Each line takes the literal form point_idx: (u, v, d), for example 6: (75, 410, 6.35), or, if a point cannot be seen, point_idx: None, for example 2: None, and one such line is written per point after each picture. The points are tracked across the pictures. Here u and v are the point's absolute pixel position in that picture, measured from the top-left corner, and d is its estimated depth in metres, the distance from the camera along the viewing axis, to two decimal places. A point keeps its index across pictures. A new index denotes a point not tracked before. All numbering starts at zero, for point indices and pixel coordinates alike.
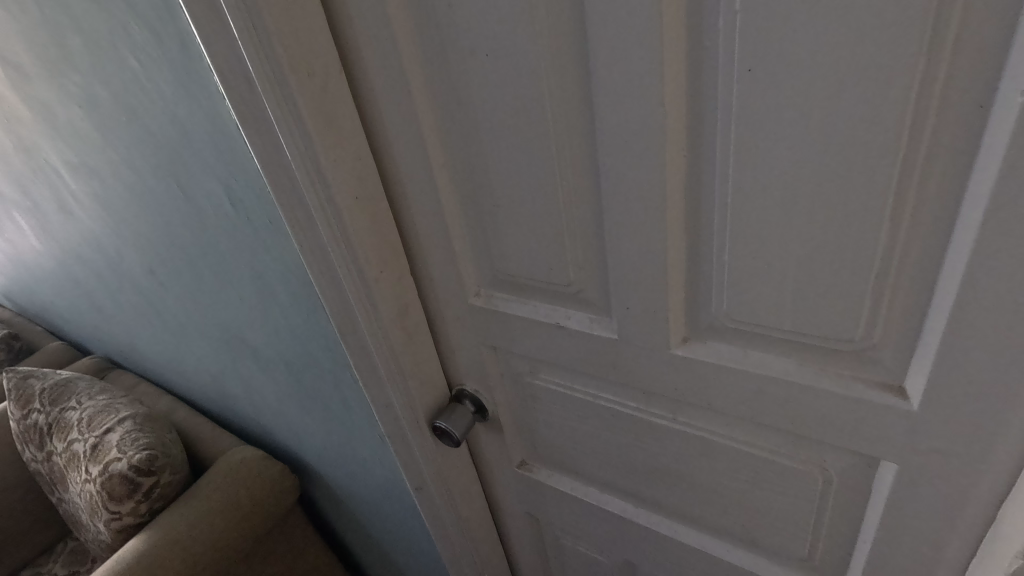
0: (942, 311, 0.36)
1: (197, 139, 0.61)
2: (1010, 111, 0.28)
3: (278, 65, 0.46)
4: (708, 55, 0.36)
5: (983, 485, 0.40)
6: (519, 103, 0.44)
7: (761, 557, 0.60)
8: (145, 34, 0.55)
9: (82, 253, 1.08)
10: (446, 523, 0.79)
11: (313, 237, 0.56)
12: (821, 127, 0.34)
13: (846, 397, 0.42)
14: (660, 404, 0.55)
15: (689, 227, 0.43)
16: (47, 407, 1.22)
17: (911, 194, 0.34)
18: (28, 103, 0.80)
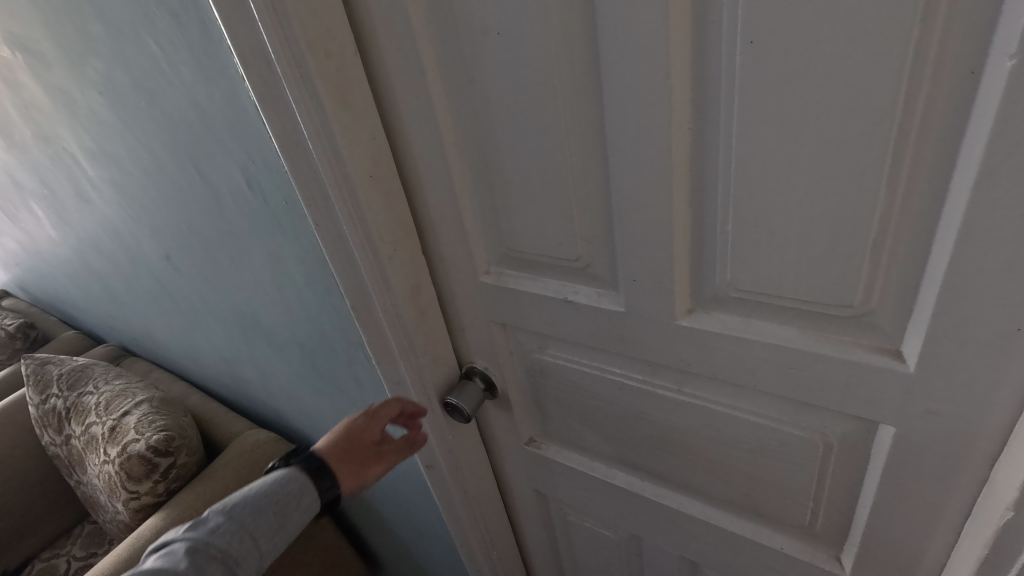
0: (936, 275, 0.37)
1: (216, 122, 0.63)
2: (1000, 75, 0.29)
3: (298, 46, 0.47)
4: (713, 29, 0.37)
5: (977, 446, 0.42)
6: (529, 80, 0.46)
7: (764, 527, 0.62)
8: (166, 19, 0.57)
9: (98, 241, 1.10)
10: (457, 500, 0.81)
11: (329, 216, 0.58)
12: (820, 97, 0.35)
13: (846, 362, 0.44)
14: (666, 376, 0.57)
15: (694, 200, 0.45)
16: (65, 391, 1.25)
17: (907, 161, 0.35)
18: (48, 91, 0.82)
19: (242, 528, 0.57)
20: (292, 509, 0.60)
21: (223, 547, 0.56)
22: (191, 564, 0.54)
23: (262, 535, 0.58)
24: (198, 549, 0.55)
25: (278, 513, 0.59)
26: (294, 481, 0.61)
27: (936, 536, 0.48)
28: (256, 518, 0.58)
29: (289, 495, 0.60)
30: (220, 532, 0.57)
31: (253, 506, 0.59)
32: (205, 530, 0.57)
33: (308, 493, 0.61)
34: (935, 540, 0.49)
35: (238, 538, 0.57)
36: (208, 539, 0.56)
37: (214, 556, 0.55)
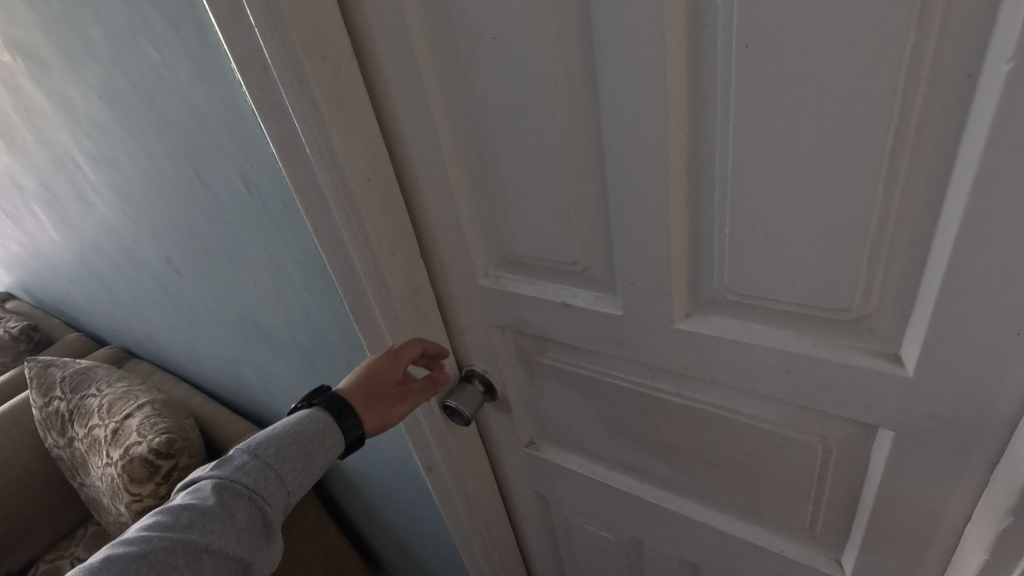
0: (934, 279, 0.37)
1: (215, 127, 0.63)
2: (996, 78, 0.29)
3: (294, 50, 0.47)
4: (707, 32, 0.37)
5: (977, 450, 0.41)
6: (525, 84, 0.45)
7: (764, 530, 0.62)
8: (164, 24, 0.57)
9: (99, 244, 1.11)
10: (457, 502, 0.81)
11: (327, 220, 0.58)
12: (816, 101, 0.35)
13: (845, 365, 0.44)
14: (664, 379, 0.57)
15: (691, 203, 0.45)
16: (68, 394, 1.25)
17: (904, 164, 0.35)
18: (48, 95, 0.82)
19: (268, 466, 0.53)
20: (318, 448, 0.56)
21: (250, 484, 0.52)
22: (219, 502, 0.51)
23: (289, 474, 0.54)
24: (225, 487, 0.52)
25: (304, 452, 0.55)
26: (317, 422, 0.57)
27: (937, 539, 0.48)
28: (282, 456, 0.54)
29: (314, 434, 0.56)
30: (246, 470, 0.53)
31: (277, 445, 0.55)
32: (230, 468, 0.53)
33: (332, 432, 0.57)
34: (936, 544, 0.48)
35: (265, 476, 0.53)
36: (234, 478, 0.52)
37: (241, 493, 0.52)
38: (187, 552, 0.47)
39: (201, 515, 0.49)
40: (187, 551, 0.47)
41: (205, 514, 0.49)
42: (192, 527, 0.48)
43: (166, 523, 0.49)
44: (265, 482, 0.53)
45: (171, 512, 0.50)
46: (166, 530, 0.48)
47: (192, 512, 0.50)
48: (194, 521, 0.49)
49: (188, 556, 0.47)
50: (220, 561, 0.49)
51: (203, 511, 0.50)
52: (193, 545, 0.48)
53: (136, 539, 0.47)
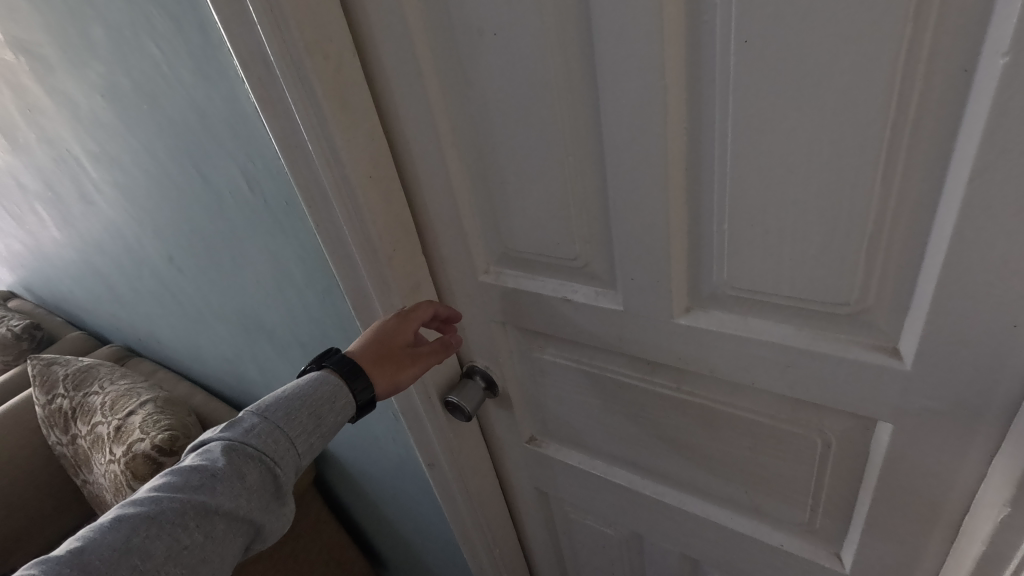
0: (931, 273, 0.37)
1: (217, 125, 0.63)
2: (993, 72, 0.29)
3: (296, 47, 0.48)
4: (706, 28, 0.37)
5: (974, 444, 0.42)
6: (526, 80, 0.46)
7: (763, 524, 0.62)
8: (166, 22, 0.57)
9: (101, 242, 1.11)
10: (458, 498, 0.81)
11: (328, 216, 0.58)
12: (814, 97, 0.35)
13: (843, 359, 0.44)
14: (664, 373, 0.57)
15: (690, 199, 0.45)
16: (71, 391, 1.26)
17: (901, 159, 0.35)
18: (51, 94, 0.82)
19: (278, 429, 0.52)
20: (329, 411, 0.54)
21: (259, 447, 0.51)
22: (228, 463, 0.50)
23: (300, 436, 0.53)
24: (235, 448, 0.51)
25: (315, 415, 0.54)
26: (328, 385, 0.55)
27: (935, 533, 0.48)
28: (292, 420, 0.53)
29: (324, 397, 0.55)
30: (255, 432, 0.52)
31: (287, 407, 0.53)
32: (240, 430, 0.52)
33: (343, 395, 0.56)
34: (934, 536, 0.49)
35: (274, 439, 0.52)
36: (244, 439, 0.51)
37: (251, 455, 0.51)
38: (199, 513, 0.47)
39: (211, 477, 0.49)
40: (199, 511, 0.47)
41: (215, 476, 0.49)
42: (203, 489, 0.48)
43: (177, 483, 0.48)
44: (275, 445, 0.51)
45: (182, 472, 0.49)
46: (177, 490, 0.48)
47: (202, 474, 0.49)
48: (204, 483, 0.48)
49: (199, 517, 0.47)
50: (232, 521, 0.49)
51: (213, 472, 0.49)
52: (205, 506, 0.47)
53: (148, 498, 0.47)
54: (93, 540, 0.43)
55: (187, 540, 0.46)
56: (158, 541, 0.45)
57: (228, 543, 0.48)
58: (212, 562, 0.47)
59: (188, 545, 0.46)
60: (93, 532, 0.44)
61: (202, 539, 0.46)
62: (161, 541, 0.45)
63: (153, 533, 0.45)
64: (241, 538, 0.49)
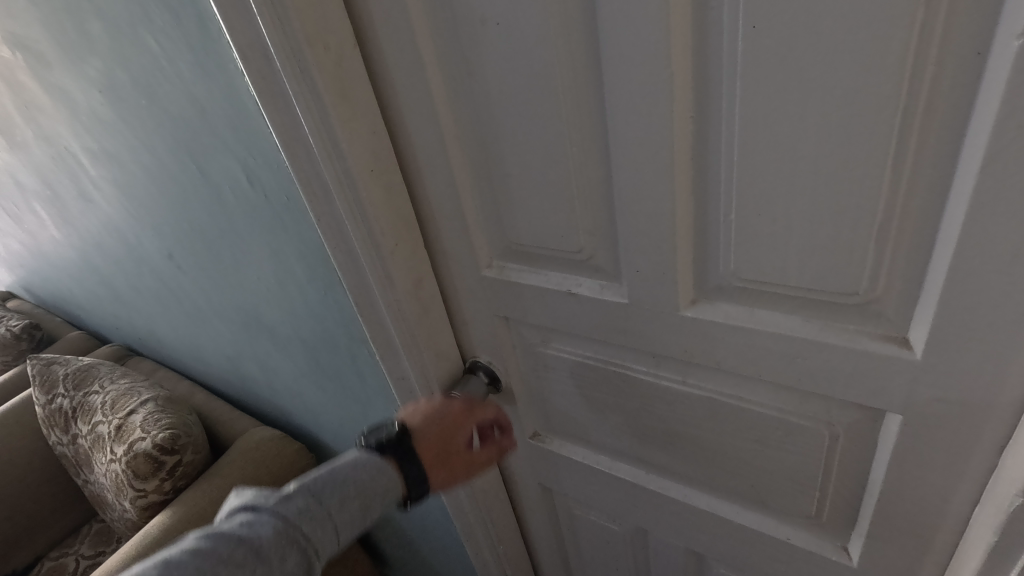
0: (943, 261, 0.37)
1: (217, 120, 0.63)
2: (1008, 54, 0.29)
3: (297, 39, 0.47)
4: (713, 14, 0.36)
5: (985, 434, 0.41)
6: (529, 70, 0.45)
7: (769, 518, 0.62)
8: (165, 16, 0.57)
9: (101, 241, 1.10)
10: (461, 494, 0.81)
11: (329, 211, 0.58)
12: (823, 83, 0.35)
13: (852, 350, 0.44)
14: (669, 367, 0.57)
15: (696, 189, 0.44)
16: (71, 391, 1.25)
17: (912, 145, 0.35)
18: (49, 91, 0.81)
19: (331, 513, 0.50)
20: (372, 504, 0.53)
21: (311, 530, 0.48)
22: (275, 539, 0.46)
23: (342, 529, 0.50)
24: (282, 527, 0.47)
25: (364, 499, 0.52)
26: (374, 461, 0.55)
27: (944, 525, 0.48)
28: (346, 506, 0.51)
29: (367, 480, 0.53)
30: (309, 513, 0.48)
31: (335, 488, 0.51)
32: (281, 505, 0.48)
33: (394, 485, 0.55)
34: (944, 528, 0.48)
35: (324, 525, 0.49)
36: (291, 519, 0.47)
37: (297, 538, 0.47)
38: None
39: (257, 552, 0.44)
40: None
41: (262, 558, 0.44)
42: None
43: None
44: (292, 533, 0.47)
45: (213, 547, 0.43)
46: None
47: (236, 567, 0.43)
48: (248, 559, 0.43)
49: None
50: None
51: (258, 548, 0.44)
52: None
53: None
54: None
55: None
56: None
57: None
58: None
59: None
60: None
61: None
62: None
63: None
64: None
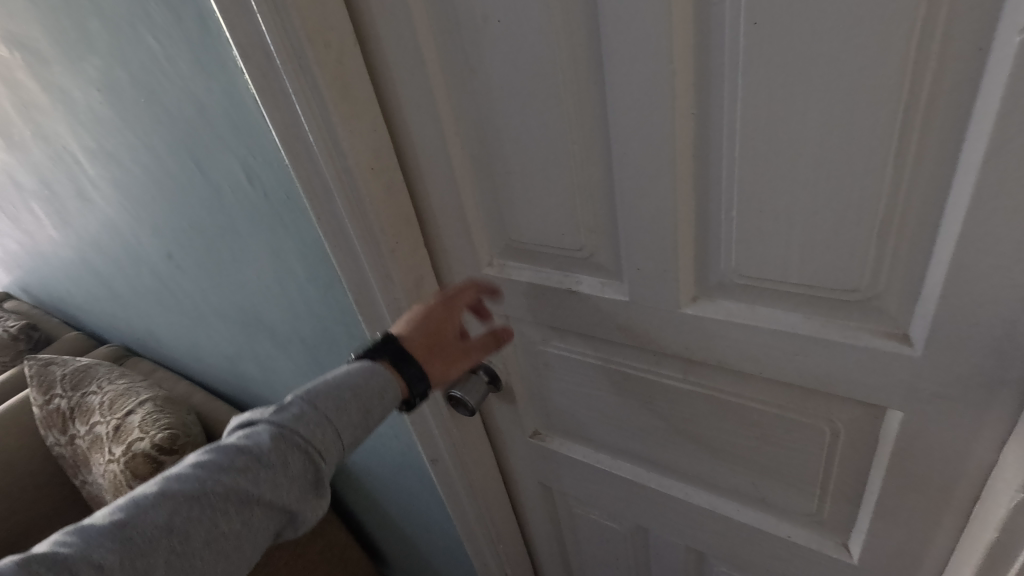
0: (943, 257, 0.37)
1: (216, 119, 0.63)
2: (1009, 49, 0.29)
3: (297, 36, 0.47)
4: (715, 11, 0.36)
5: (986, 430, 0.41)
6: (530, 67, 0.45)
7: (770, 515, 0.62)
8: (165, 14, 0.57)
9: (100, 241, 1.10)
10: (461, 493, 0.81)
11: (330, 209, 0.58)
12: (825, 79, 0.35)
13: (853, 347, 0.44)
14: (670, 365, 0.57)
15: (698, 186, 0.45)
16: (69, 391, 1.25)
17: (913, 142, 0.35)
18: (47, 90, 0.81)
19: (326, 420, 0.50)
20: (374, 407, 0.52)
21: (307, 436, 0.49)
22: (274, 450, 0.48)
23: (344, 433, 0.50)
24: (279, 436, 0.49)
25: (366, 405, 0.52)
26: (372, 369, 0.54)
27: (944, 521, 0.48)
28: (342, 412, 0.50)
29: (369, 389, 0.52)
30: (303, 421, 0.49)
31: (335, 397, 0.51)
32: (286, 415, 0.50)
33: (393, 386, 0.54)
34: (944, 525, 0.49)
35: (319, 431, 0.49)
36: (286, 428, 0.49)
37: (297, 444, 0.49)
38: (212, 523, 0.44)
39: (256, 460, 0.47)
40: (235, 505, 0.45)
41: (260, 466, 0.47)
42: (233, 490, 0.45)
43: (192, 485, 0.45)
44: (289, 446, 0.49)
45: (215, 458, 0.47)
46: (195, 500, 0.44)
47: (235, 471, 0.46)
48: (248, 466, 0.47)
49: (206, 534, 0.44)
50: (257, 535, 0.46)
51: (258, 456, 0.47)
52: (242, 499, 0.46)
53: (151, 503, 0.44)
54: (129, 518, 0.43)
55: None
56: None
57: (252, 553, 0.46)
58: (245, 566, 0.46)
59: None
60: (124, 512, 0.43)
61: (235, 532, 0.45)
62: (160, 554, 0.42)
63: (155, 542, 0.42)
64: (265, 540, 0.47)
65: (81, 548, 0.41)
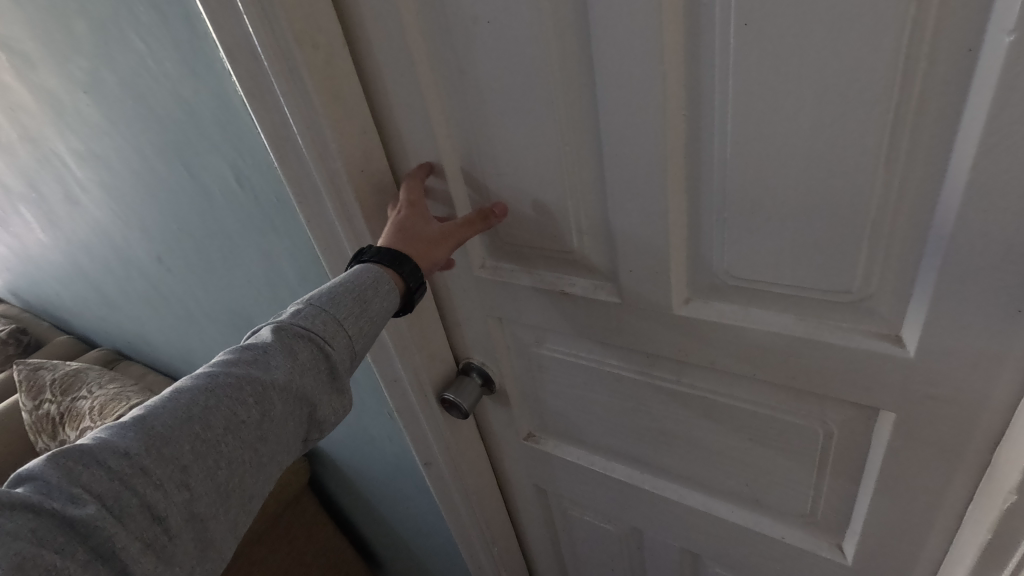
0: (934, 258, 0.37)
1: (204, 120, 0.62)
2: (1000, 50, 0.29)
3: (285, 37, 0.47)
4: (704, 12, 0.36)
5: (979, 431, 0.41)
6: (521, 68, 0.45)
7: (765, 516, 0.62)
8: (151, 15, 0.56)
9: (89, 244, 1.09)
10: (455, 497, 0.81)
11: (320, 211, 0.57)
12: (816, 80, 0.34)
13: (846, 348, 0.44)
14: (663, 367, 0.57)
15: (689, 188, 0.44)
16: (59, 396, 1.23)
17: (904, 144, 0.34)
18: (33, 92, 0.80)
19: (327, 309, 0.47)
20: (374, 296, 0.49)
21: (309, 326, 0.46)
22: (279, 342, 0.46)
23: (350, 320, 0.47)
24: (283, 330, 0.46)
25: (367, 297, 0.49)
26: (369, 270, 0.50)
27: (938, 522, 0.48)
28: (342, 303, 0.48)
29: (367, 283, 0.49)
30: (304, 313, 0.47)
31: (335, 291, 0.48)
32: (289, 313, 0.48)
33: (385, 280, 0.50)
34: (937, 524, 0.48)
35: (323, 320, 0.47)
36: (289, 321, 0.47)
37: (302, 335, 0.46)
38: (230, 410, 0.42)
39: (262, 353, 0.45)
40: (250, 395, 0.43)
41: (266, 358, 0.45)
42: (246, 381, 0.43)
43: (205, 379, 0.43)
44: (294, 340, 0.46)
45: (224, 356, 0.45)
46: (209, 391, 0.42)
47: (243, 364, 0.44)
48: (256, 358, 0.45)
49: (226, 421, 0.42)
50: (279, 424, 0.44)
51: (264, 348, 0.45)
52: (256, 389, 0.43)
53: (168, 397, 0.42)
54: (149, 411, 0.41)
55: (190, 480, 0.40)
56: (159, 471, 0.39)
57: (280, 443, 0.45)
58: (276, 454, 0.45)
59: (191, 491, 0.40)
60: (145, 408, 0.42)
61: (256, 420, 0.43)
62: (182, 440, 0.40)
63: (176, 430, 0.40)
64: (291, 432, 0.45)
65: (108, 441, 0.39)
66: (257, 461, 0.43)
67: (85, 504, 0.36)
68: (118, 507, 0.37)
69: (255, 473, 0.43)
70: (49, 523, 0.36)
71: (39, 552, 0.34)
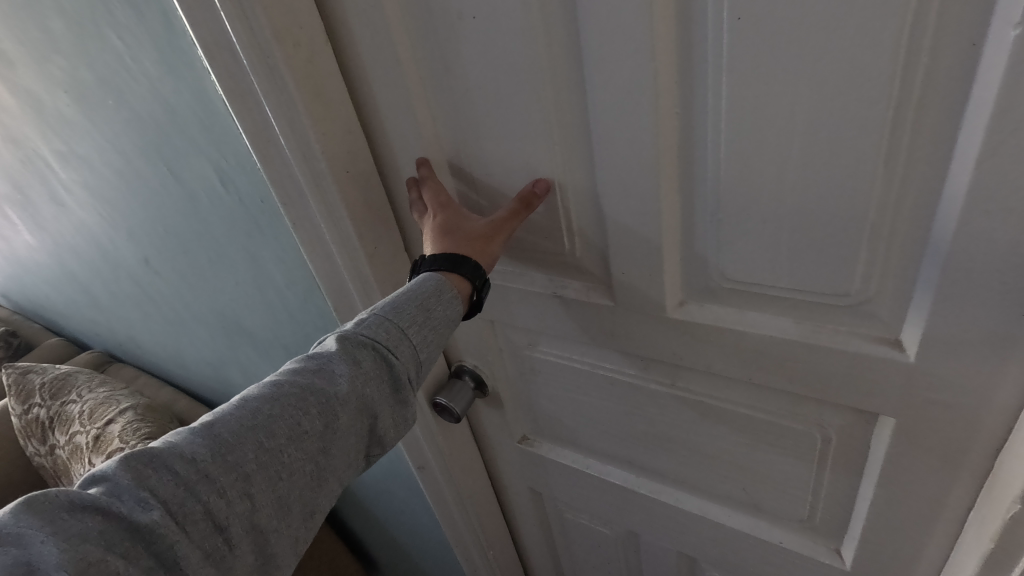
0: (936, 260, 0.36)
1: (186, 120, 0.60)
2: (1007, 44, 0.28)
3: (264, 35, 0.45)
4: (697, 7, 0.35)
5: (981, 436, 0.40)
6: (509, 65, 0.43)
7: (762, 520, 0.61)
8: (127, 12, 0.54)
9: (76, 245, 1.07)
10: (448, 500, 0.79)
11: (305, 213, 0.56)
12: (813, 78, 0.33)
13: (845, 352, 0.42)
14: (660, 370, 0.55)
15: (683, 188, 0.43)
16: (48, 400, 1.21)
17: (906, 142, 0.33)
18: (15, 93, 0.78)
19: (390, 319, 0.46)
20: (436, 305, 0.47)
21: (372, 334, 0.45)
22: (344, 352, 0.44)
23: (412, 331, 0.46)
24: (347, 339, 0.45)
25: (429, 306, 0.47)
26: (431, 277, 0.48)
27: (938, 528, 0.47)
28: (405, 312, 0.46)
29: (429, 291, 0.47)
30: (368, 322, 0.46)
31: (398, 301, 0.47)
32: (353, 322, 0.47)
33: (448, 288, 0.48)
34: (937, 530, 0.47)
35: (386, 329, 0.45)
36: (353, 331, 0.45)
37: (366, 345, 0.45)
38: (294, 419, 0.41)
39: (327, 362, 0.44)
40: (313, 405, 0.42)
41: (329, 368, 0.44)
42: (309, 391, 0.42)
43: (270, 387, 0.43)
44: (357, 350, 0.45)
45: (289, 365, 0.45)
46: (273, 400, 0.42)
47: (308, 374, 0.44)
48: (320, 368, 0.44)
49: (289, 431, 0.41)
50: (341, 437, 0.43)
51: (328, 358, 0.44)
52: (319, 400, 0.42)
53: (235, 404, 0.42)
54: (216, 417, 0.41)
55: (252, 490, 0.39)
56: (224, 478, 0.38)
57: (341, 457, 0.44)
58: (336, 469, 0.44)
59: (252, 501, 0.39)
60: (211, 414, 0.41)
61: (318, 431, 0.42)
62: (247, 448, 0.39)
63: (241, 438, 0.40)
64: (351, 445, 0.44)
65: (177, 444, 0.39)
66: (317, 474, 0.42)
67: (151, 508, 0.36)
68: (182, 514, 0.37)
69: (316, 487, 0.42)
70: (116, 526, 0.35)
71: (106, 556, 0.34)
